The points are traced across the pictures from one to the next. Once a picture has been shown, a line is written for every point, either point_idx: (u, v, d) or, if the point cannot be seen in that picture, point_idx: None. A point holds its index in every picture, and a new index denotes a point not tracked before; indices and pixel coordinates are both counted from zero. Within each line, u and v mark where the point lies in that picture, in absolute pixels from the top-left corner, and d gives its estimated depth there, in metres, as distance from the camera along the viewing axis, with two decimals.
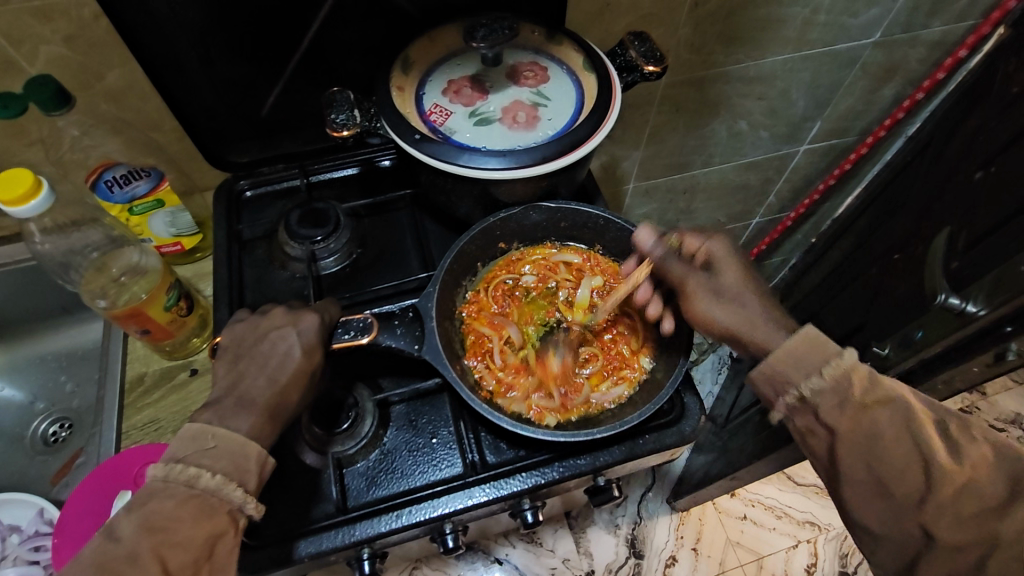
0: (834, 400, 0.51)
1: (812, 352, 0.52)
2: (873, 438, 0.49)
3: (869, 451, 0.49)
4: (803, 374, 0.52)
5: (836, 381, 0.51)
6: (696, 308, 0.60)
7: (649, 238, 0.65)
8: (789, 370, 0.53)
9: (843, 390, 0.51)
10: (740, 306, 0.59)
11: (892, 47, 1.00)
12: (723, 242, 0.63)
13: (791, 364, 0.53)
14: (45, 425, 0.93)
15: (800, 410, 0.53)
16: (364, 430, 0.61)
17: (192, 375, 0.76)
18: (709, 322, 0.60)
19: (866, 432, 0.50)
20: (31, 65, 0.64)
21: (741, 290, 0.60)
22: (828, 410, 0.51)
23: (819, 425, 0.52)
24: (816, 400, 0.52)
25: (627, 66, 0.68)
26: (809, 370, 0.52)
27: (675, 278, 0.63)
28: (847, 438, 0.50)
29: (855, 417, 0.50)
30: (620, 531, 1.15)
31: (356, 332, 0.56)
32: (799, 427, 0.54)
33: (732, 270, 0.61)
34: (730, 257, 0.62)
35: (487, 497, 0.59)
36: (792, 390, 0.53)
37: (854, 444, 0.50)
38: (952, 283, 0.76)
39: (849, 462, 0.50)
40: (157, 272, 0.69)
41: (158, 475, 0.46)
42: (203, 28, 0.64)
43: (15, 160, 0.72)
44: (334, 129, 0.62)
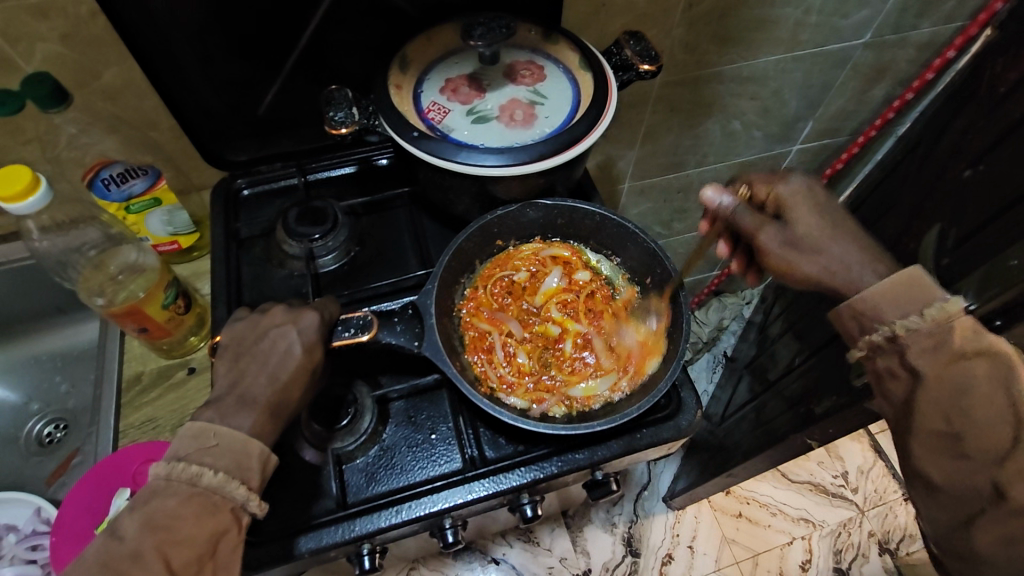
0: (927, 344, 0.51)
1: (909, 292, 0.53)
2: (962, 389, 0.49)
3: (953, 401, 0.50)
4: (897, 311, 0.53)
5: (935, 322, 0.51)
6: (773, 259, 0.62)
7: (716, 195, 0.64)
8: (883, 305, 0.54)
9: (942, 337, 0.50)
10: (830, 244, 0.59)
11: (882, 48, 1.02)
12: (796, 182, 0.63)
13: (892, 300, 0.53)
14: (40, 426, 0.93)
15: (885, 350, 0.54)
16: (363, 426, 0.61)
17: (190, 374, 0.76)
18: (795, 274, 0.61)
19: (955, 382, 0.50)
20: (28, 63, 0.64)
21: (829, 234, 0.60)
22: (917, 352, 0.52)
23: (903, 367, 0.53)
24: (906, 340, 0.52)
25: (622, 65, 0.69)
26: (907, 310, 0.53)
27: (745, 228, 0.64)
28: (931, 387, 0.51)
29: (947, 365, 0.50)
30: (617, 529, 1.15)
31: (356, 330, 0.57)
32: (880, 369, 0.55)
33: (808, 210, 0.61)
34: (806, 194, 0.62)
35: (487, 491, 0.59)
36: (885, 326, 0.53)
37: (938, 395, 0.51)
38: (944, 278, 0.77)
39: (927, 411, 0.51)
40: (155, 270, 0.69)
41: (160, 474, 0.46)
42: (200, 26, 0.65)
43: (11, 159, 0.72)
44: (331, 127, 0.62)
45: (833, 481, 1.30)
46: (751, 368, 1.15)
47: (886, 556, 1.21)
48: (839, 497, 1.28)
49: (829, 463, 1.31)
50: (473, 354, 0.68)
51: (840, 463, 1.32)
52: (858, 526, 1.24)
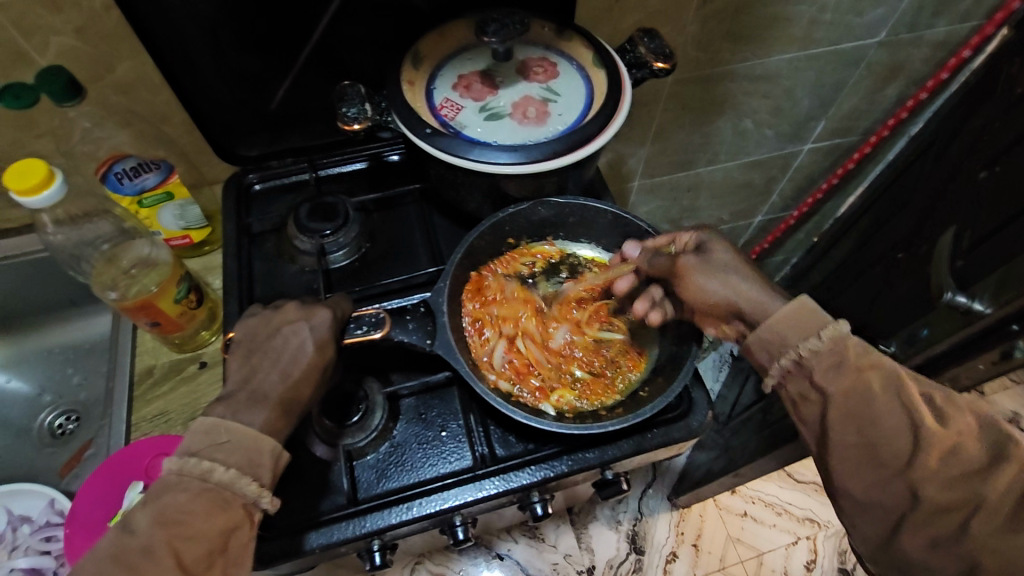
0: (830, 363, 0.52)
1: (801, 318, 0.53)
2: (866, 404, 0.51)
3: (859, 414, 0.51)
4: (800, 336, 0.53)
5: (832, 344, 0.52)
6: (690, 286, 0.59)
7: (636, 249, 0.67)
8: (788, 333, 0.53)
9: (841, 355, 0.52)
10: (728, 278, 0.58)
11: (897, 46, 1.01)
12: (714, 231, 0.62)
13: (790, 325, 0.53)
14: (52, 418, 0.94)
15: (794, 374, 0.54)
16: (374, 423, 0.62)
17: (201, 368, 0.76)
18: (703, 294, 0.58)
19: (860, 393, 0.51)
20: (42, 58, 0.64)
21: (732, 268, 0.59)
22: (825, 373, 0.52)
23: (813, 389, 0.53)
24: (811, 361, 0.52)
25: (636, 62, 0.68)
26: (803, 333, 0.53)
27: (664, 266, 0.61)
28: (841, 401, 0.51)
29: (850, 378, 0.51)
30: (621, 527, 1.15)
31: (368, 328, 0.57)
32: (791, 393, 0.55)
33: (722, 253, 0.60)
34: (714, 238, 0.61)
35: (497, 490, 0.59)
36: (791, 352, 0.53)
37: (848, 406, 0.51)
38: (959, 281, 0.77)
39: (840, 425, 0.51)
40: (167, 264, 0.69)
41: (173, 469, 0.47)
42: (214, 21, 0.65)
43: (26, 153, 0.73)
44: (345, 123, 0.62)
45: None
46: (759, 367, 1.14)
47: None
48: None
49: None
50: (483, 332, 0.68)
51: None
52: None
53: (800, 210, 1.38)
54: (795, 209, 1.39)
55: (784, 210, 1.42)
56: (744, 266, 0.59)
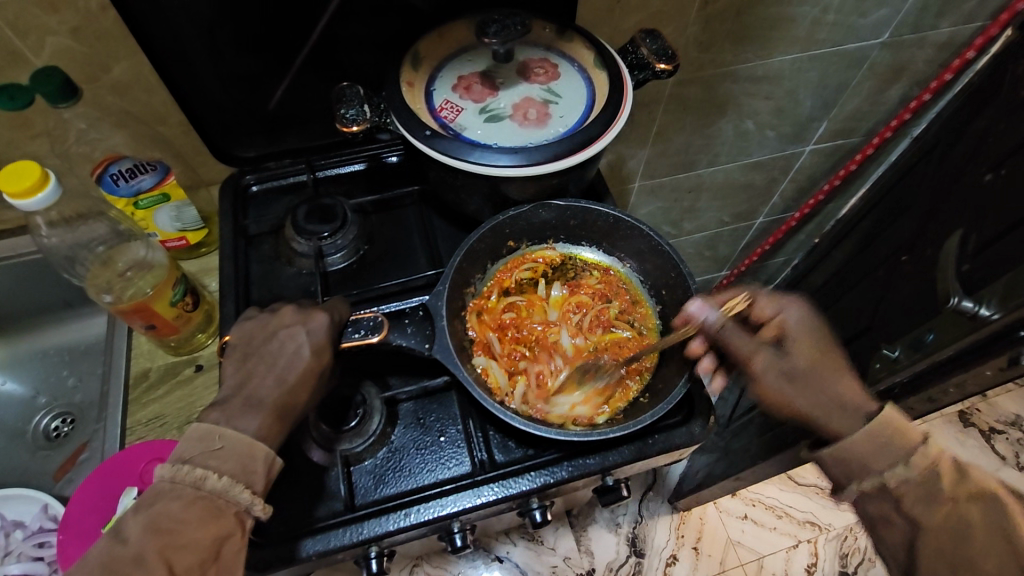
0: (920, 492, 0.53)
1: (887, 438, 0.54)
2: (961, 536, 0.51)
3: (953, 550, 0.51)
4: (886, 463, 0.54)
5: (922, 472, 0.53)
6: (765, 386, 0.64)
7: (702, 307, 0.63)
8: (868, 456, 0.55)
9: (932, 485, 0.53)
10: (808, 381, 0.62)
11: (900, 47, 1.00)
12: (799, 312, 0.68)
13: (879, 449, 0.54)
14: (47, 420, 0.93)
15: (878, 497, 0.56)
16: (372, 428, 0.61)
17: (198, 371, 0.76)
18: (784, 402, 0.63)
19: (954, 525, 0.52)
20: (36, 57, 0.63)
21: (815, 364, 0.64)
22: (913, 503, 0.53)
23: (898, 514, 0.55)
24: (897, 489, 0.54)
25: (638, 63, 0.68)
26: (891, 459, 0.54)
27: (738, 355, 0.65)
28: (933, 534, 0.53)
29: (942, 513, 0.52)
30: (621, 530, 1.13)
31: (366, 331, 0.56)
32: (876, 513, 0.57)
33: (806, 345, 0.65)
34: (805, 328, 0.67)
35: (496, 496, 0.59)
36: (873, 477, 0.55)
37: (939, 540, 0.52)
38: (965, 285, 0.76)
39: (930, 556, 0.53)
40: (163, 266, 0.68)
41: (166, 476, 0.46)
42: (211, 20, 0.64)
43: (21, 153, 0.72)
44: (343, 125, 0.61)
45: None
46: None
47: None
48: (846, 500, 1.27)
49: None
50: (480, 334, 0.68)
51: None
52: (865, 529, 1.23)
53: (801, 212, 1.37)
54: (796, 211, 1.39)
55: (785, 212, 1.41)
56: (825, 357, 0.64)
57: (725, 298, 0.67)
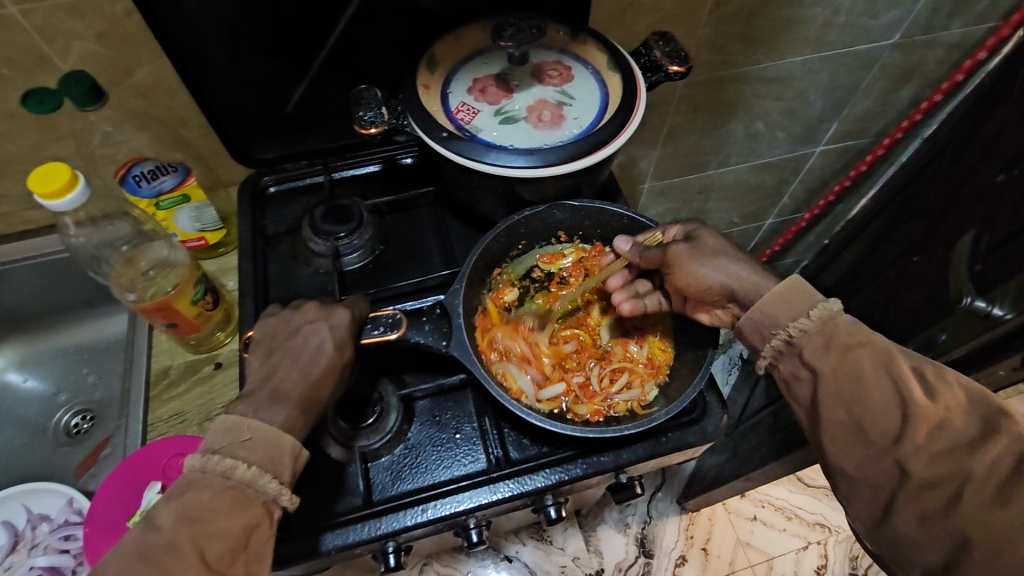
0: (819, 342, 0.52)
1: (797, 296, 0.54)
2: (855, 380, 0.50)
3: (849, 391, 0.50)
4: (789, 315, 0.54)
5: (821, 322, 0.53)
6: (683, 275, 0.60)
7: (627, 243, 0.65)
8: (777, 311, 0.55)
9: (828, 332, 0.52)
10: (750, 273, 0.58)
11: (912, 48, 1.00)
12: (715, 237, 0.61)
13: (782, 305, 0.54)
14: (68, 417, 0.95)
15: (787, 352, 0.54)
16: (388, 425, 0.62)
17: (217, 369, 0.77)
18: (700, 284, 0.60)
19: (849, 372, 0.50)
20: (64, 61, 0.65)
21: (729, 255, 0.60)
22: (814, 352, 0.52)
23: (803, 367, 0.53)
24: (801, 340, 0.53)
25: (651, 66, 0.68)
26: (796, 312, 0.54)
27: (653, 258, 0.63)
28: (829, 381, 0.51)
29: (838, 356, 0.51)
30: (630, 530, 1.15)
31: (385, 328, 0.57)
32: (785, 373, 0.55)
33: (711, 250, 0.61)
34: (710, 226, 0.63)
35: (511, 493, 0.60)
36: (782, 332, 0.54)
37: (839, 385, 0.51)
38: (977, 285, 0.77)
39: (830, 404, 0.51)
40: (185, 265, 0.70)
41: (196, 466, 0.47)
42: (233, 24, 0.65)
43: (48, 154, 0.74)
44: (362, 127, 0.62)
45: None
46: (769, 371, 1.14)
47: None
48: None
49: None
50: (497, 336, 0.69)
51: None
52: None
53: (812, 213, 1.37)
54: (806, 212, 1.38)
55: (795, 213, 1.41)
56: (734, 253, 0.60)
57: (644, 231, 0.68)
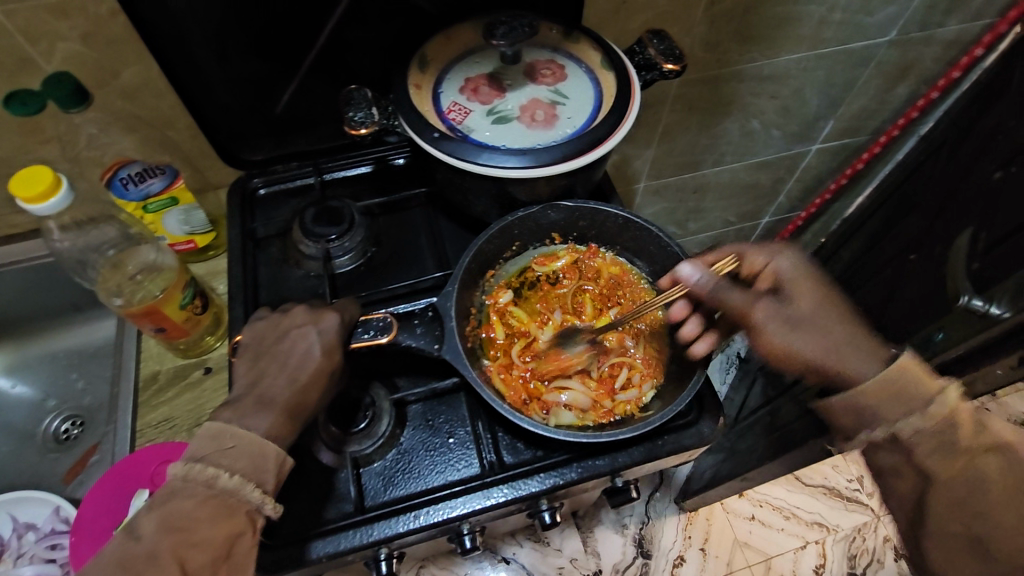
0: (934, 445, 0.53)
1: (906, 387, 0.53)
2: (975, 490, 0.52)
3: (965, 501, 0.53)
4: (901, 411, 0.53)
5: (939, 424, 0.52)
6: (770, 339, 0.61)
7: (693, 274, 0.63)
8: (880, 406, 0.54)
9: (947, 436, 0.52)
10: (827, 332, 0.60)
11: (907, 45, 0.99)
12: (791, 259, 0.65)
13: (889, 398, 0.54)
14: (57, 423, 0.93)
15: (889, 447, 0.55)
16: (380, 430, 0.61)
17: (206, 374, 0.76)
18: (791, 355, 0.60)
19: (967, 479, 0.52)
20: (47, 63, 0.64)
21: (821, 315, 0.61)
22: (924, 451, 0.53)
23: (912, 467, 0.55)
24: (910, 440, 0.54)
25: (645, 64, 0.68)
26: (907, 409, 0.53)
27: (734, 307, 0.63)
28: (942, 488, 0.53)
29: (959, 464, 0.52)
30: (628, 531, 1.14)
31: (375, 332, 0.56)
32: (884, 463, 0.58)
33: (805, 295, 0.63)
34: (800, 276, 0.64)
35: (505, 498, 0.59)
36: (885, 427, 0.54)
37: (953, 493, 0.53)
38: (974, 284, 0.76)
39: (940, 509, 0.54)
40: (173, 270, 0.69)
41: (178, 475, 0.46)
42: (220, 24, 0.64)
43: (32, 157, 0.72)
44: (351, 127, 0.61)
45: (848, 485, 1.28)
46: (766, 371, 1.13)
47: (901, 562, 1.19)
48: (854, 501, 1.26)
49: (844, 468, 1.30)
50: (495, 342, 0.68)
51: (854, 467, 1.30)
52: (873, 530, 1.22)
53: (808, 211, 1.36)
54: (803, 210, 1.38)
55: (791, 211, 1.40)
56: (829, 307, 0.62)
57: (713, 259, 0.67)
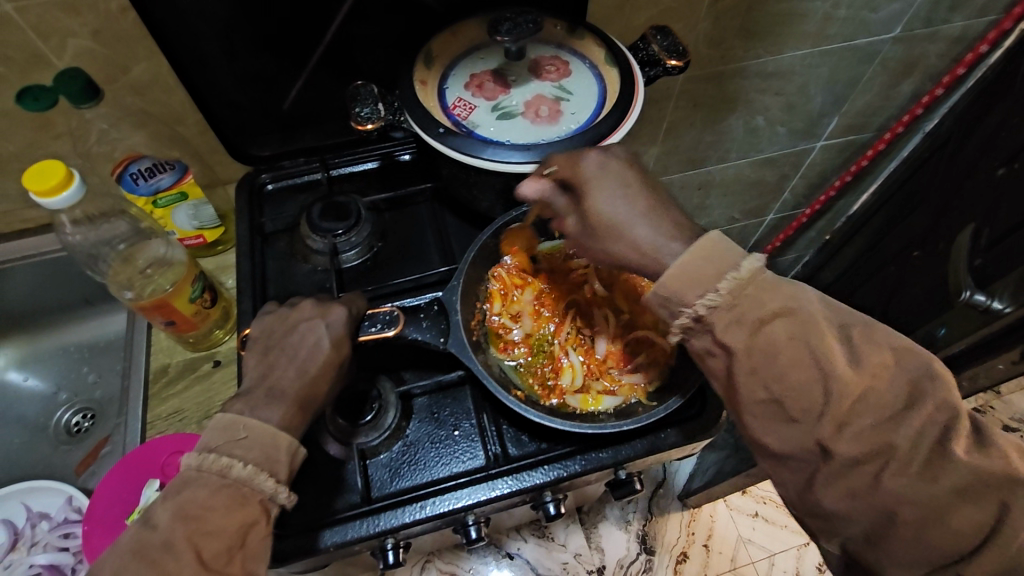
0: (729, 316, 0.47)
1: (705, 262, 0.48)
2: (771, 357, 0.46)
3: (766, 369, 0.46)
4: (699, 291, 0.48)
5: (730, 296, 0.47)
6: (597, 236, 0.56)
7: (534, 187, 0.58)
8: (684, 285, 0.48)
9: (740, 308, 0.47)
10: (657, 230, 0.53)
11: (912, 42, 0.99)
12: (590, 161, 0.55)
13: (686, 279, 0.48)
14: (68, 416, 0.95)
15: (695, 330, 0.49)
16: (387, 422, 0.62)
17: (215, 367, 0.77)
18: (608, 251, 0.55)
19: (764, 351, 0.46)
20: (59, 59, 0.65)
21: (614, 213, 0.54)
22: (727, 330, 0.47)
23: (718, 347, 0.49)
24: (710, 318, 0.48)
25: (649, 60, 0.68)
26: (703, 287, 0.48)
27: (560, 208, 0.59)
28: (745, 360, 0.47)
29: (751, 333, 0.47)
30: (631, 527, 1.13)
31: (382, 326, 0.57)
32: (699, 348, 0.50)
33: (592, 194, 0.54)
34: (604, 172, 0.55)
35: (509, 489, 0.59)
36: (688, 309, 0.48)
37: (753, 362, 0.47)
38: (977, 278, 0.77)
39: (746, 382, 0.47)
40: (182, 264, 0.70)
41: (192, 465, 0.47)
42: (228, 21, 0.65)
43: (44, 152, 0.74)
44: (358, 123, 0.62)
45: None
46: None
47: None
48: None
49: None
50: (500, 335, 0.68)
51: None
52: None
53: (812, 208, 1.36)
54: (807, 208, 1.37)
55: (796, 208, 1.39)
56: (628, 203, 0.54)
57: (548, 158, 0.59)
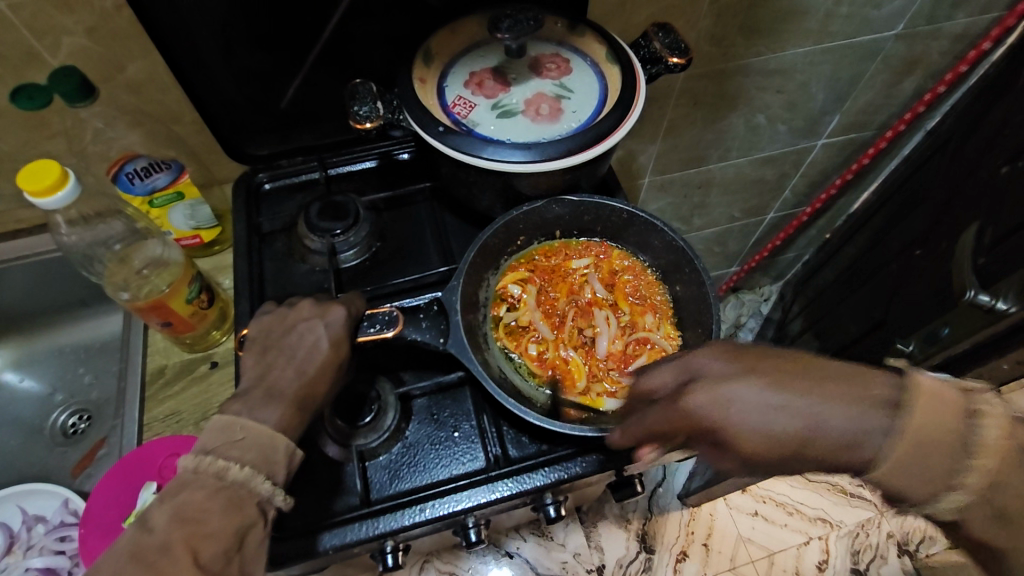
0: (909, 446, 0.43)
1: (930, 423, 0.42)
2: (935, 464, 0.42)
3: (914, 475, 0.43)
4: (946, 478, 0.42)
5: (921, 427, 0.42)
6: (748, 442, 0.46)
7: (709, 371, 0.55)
8: (938, 479, 0.43)
9: (925, 430, 0.42)
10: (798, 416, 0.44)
11: (915, 39, 0.98)
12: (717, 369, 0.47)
13: (925, 460, 0.42)
14: (64, 417, 0.94)
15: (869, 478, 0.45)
16: (386, 423, 0.61)
17: (213, 368, 0.76)
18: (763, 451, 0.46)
19: (919, 453, 0.43)
20: (53, 56, 0.64)
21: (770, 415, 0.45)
22: (897, 472, 0.43)
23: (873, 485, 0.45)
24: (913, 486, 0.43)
25: (650, 58, 0.67)
26: (924, 457, 0.42)
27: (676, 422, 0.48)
28: (890, 471, 0.44)
29: (909, 447, 0.43)
30: (631, 526, 1.14)
31: (381, 326, 0.56)
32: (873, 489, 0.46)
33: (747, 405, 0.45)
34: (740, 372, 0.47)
35: (510, 491, 0.59)
36: (960, 492, 0.42)
37: (894, 472, 0.44)
38: (981, 278, 0.80)
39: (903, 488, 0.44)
40: (178, 265, 0.69)
41: (188, 467, 0.46)
42: (225, 18, 0.64)
43: (38, 151, 0.73)
44: (356, 122, 0.62)
45: (852, 481, 1.28)
46: None
47: (903, 557, 1.20)
48: (857, 497, 1.26)
49: None
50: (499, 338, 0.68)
51: None
52: (876, 525, 1.22)
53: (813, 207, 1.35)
54: (807, 206, 1.37)
55: (796, 206, 1.38)
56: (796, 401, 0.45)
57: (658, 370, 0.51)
